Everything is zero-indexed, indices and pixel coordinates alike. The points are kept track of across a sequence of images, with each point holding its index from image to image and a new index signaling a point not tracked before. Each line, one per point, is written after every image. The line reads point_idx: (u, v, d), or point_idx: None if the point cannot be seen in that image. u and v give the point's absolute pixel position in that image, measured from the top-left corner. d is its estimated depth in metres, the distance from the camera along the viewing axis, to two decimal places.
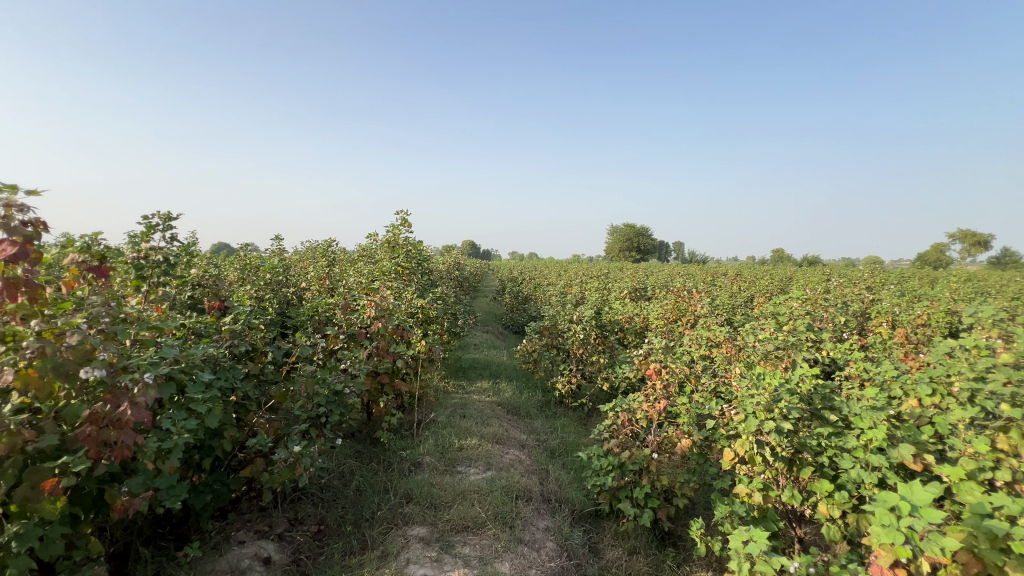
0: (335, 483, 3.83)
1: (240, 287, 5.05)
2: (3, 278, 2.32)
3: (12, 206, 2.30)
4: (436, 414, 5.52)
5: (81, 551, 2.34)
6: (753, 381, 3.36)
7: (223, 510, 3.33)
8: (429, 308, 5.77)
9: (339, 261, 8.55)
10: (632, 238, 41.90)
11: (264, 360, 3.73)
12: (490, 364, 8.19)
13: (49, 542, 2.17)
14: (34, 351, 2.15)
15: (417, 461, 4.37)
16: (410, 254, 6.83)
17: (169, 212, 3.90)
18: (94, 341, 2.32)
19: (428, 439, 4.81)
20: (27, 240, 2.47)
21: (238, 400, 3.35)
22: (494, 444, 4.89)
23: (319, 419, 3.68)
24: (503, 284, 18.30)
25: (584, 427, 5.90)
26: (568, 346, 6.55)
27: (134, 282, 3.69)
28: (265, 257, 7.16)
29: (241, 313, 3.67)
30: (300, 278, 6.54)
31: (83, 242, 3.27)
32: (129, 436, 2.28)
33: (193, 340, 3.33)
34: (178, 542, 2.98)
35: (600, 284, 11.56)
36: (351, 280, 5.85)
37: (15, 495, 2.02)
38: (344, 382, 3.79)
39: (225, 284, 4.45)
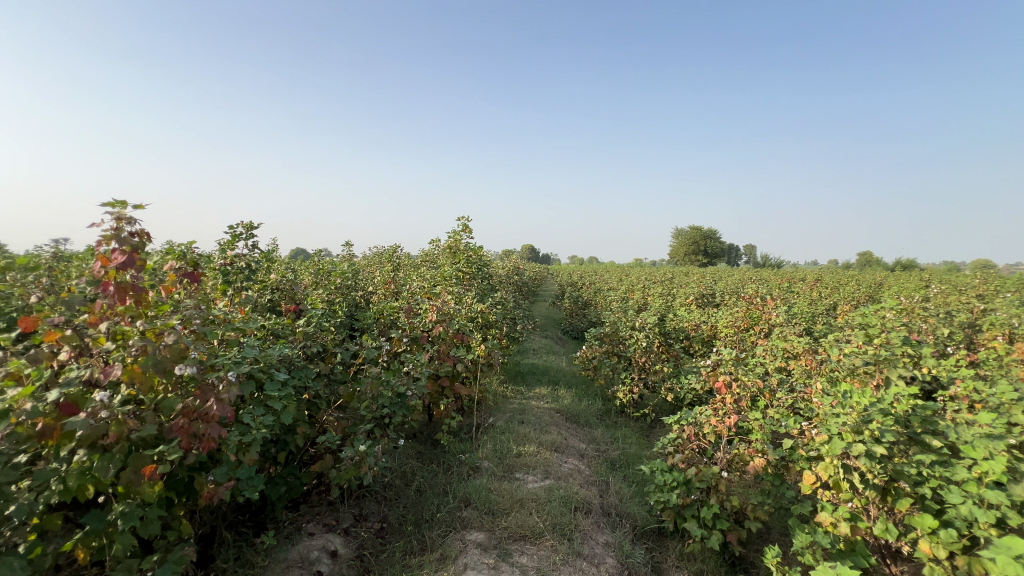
0: (397, 482, 3.95)
1: (314, 291, 5.38)
2: (115, 283, 2.66)
3: (122, 219, 2.59)
4: (495, 419, 5.55)
5: (174, 532, 2.57)
6: (839, 399, 3.06)
7: (296, 502, 3.53)
8: (489, 313, 5.82)
9: (404, 265, 8.91)
10: (699, 241, 40.21)
11: (333, 360, 3.93)
12: (549, 370, 8.15)
13: (148, 521, 2.39)
14: (138, 349, 2.39)
15: (476, 465, 4.41)
16: (470, 259, 6.90)
17: (252, 222, 4.25)
18: (187, 341, 2.55)
19: (487, 443, 4.84)
20: (135, 249, 2.79)
21: (311, 399, 3.55)
22: (553, 452, 4.82)
23: (383, 419, 3.81)
24: (563, 289, 18.19)
25: (647, 440, 5.68)
26: (630, 354, 6.35)
27: (222, 287, 4.03)
28: (336, 262, 7.57)
29: (314, 316, 3.89)
30: (368, 283, 6.87)
31: (181, 250, 3.64)
32: (214, 429, 2.47)
33: (271, 341, 3.58)
34: (256, 530, 3.19)
35: (664, 290, 11.13)
36: (415, 284, 6.05)
37: (121, 477, 2.25)
38: (406, 385, 3.89)
39: (300, 288, 4.76)
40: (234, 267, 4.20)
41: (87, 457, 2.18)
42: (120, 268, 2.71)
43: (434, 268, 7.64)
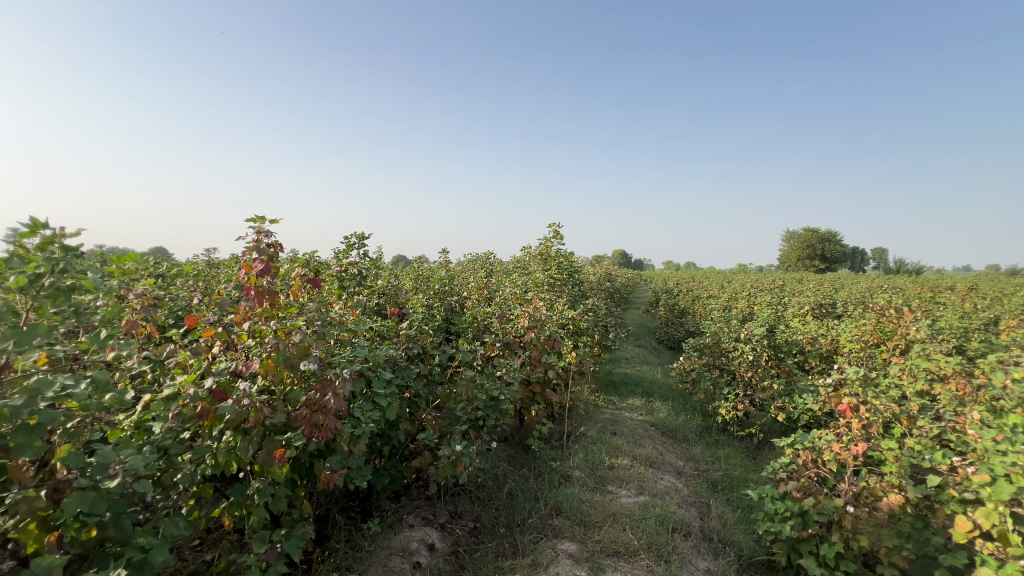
0: (490, 483, 4.05)
1: (415, 295, 5.74)
2: (256, 288, 3.07)
3: (261, 233, 2.99)
4: (586, 428, 5.46)
5: (298, 510, 2.88)
6: (1004, 433, 2.56)
7: (397, 493, 3.78)
8: (580, 320, 5.76)
9: (496, 271, 9.15)
10: (814, 245, 36.22)
11: (432, 362, 4.15)
12: (643, 381, 7.83)
13: (278, 499, 2.71)
14: (272, 346, 2.73)
15: (567, 473, 4.37)
16: (561, 265, 6.84)
17: (363, 233, 4.67)
18: (310, 339, 2.86)
19: (579, 452, 4.78)
20: (271, 258, 3.20)
21: (412, 397, 3.78)
22: (648, 468, 4.62)
23: (478, 421, 3.93)
24: (656, 296, 17.43)
25: (753, 462, 5.21)
26: (733, 367, 5.89)
27: (338, 291, 4.47)
28: (434, 269, 8.00)
29: (415, 320, 4.14)
30: (463, 288, 7.16)
31: (305, 258, 4.10)
32: (331, 421, 2.74)
33: (378, 341, 3.88)
34: (363, 516, 3.47)
35: (774, 298, 10.16)
36: (507, 290, 6.18)
37: (258, 458, 2.58)
38: (500, 389, 3.97)
39: (403, 293, 5.10)
40: (348, 274, 4.62)
41: (233, 437, 2.53)
42: (259, 275, 3.13)
43: (525, 275, 7.73)
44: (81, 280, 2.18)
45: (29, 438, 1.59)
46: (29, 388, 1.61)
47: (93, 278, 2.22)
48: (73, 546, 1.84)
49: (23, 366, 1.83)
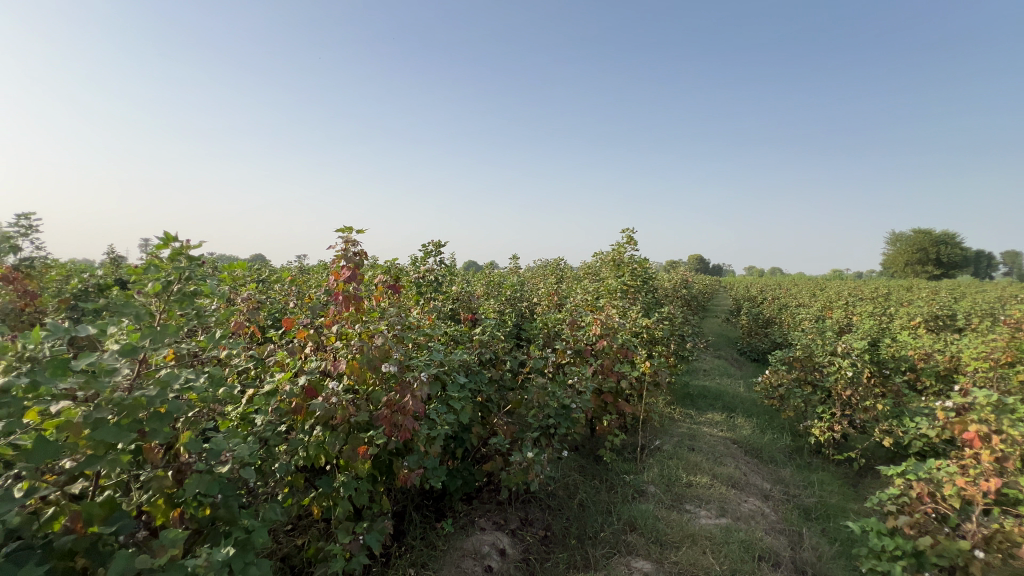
0: (561, 493, 4.00)
1: (486, 301, 5.86)
2: (344, 294, 3.31)
3: (349, 242, 3.21)
4: (661, 442, 5.24)
5: (378, 505, 3.03)
6: None
7: (469, 496, 3.85)
8: (654, 328, 5.55)
9: (566, 277, 9.10)
10: (926, 248, 32.15)
11: (504, 367, 4.21)
12: (723, 394, 7.37)
13: (360, 492, 2.87)
14: (357, 348, 2.92)
15: (641, 488, 4.22)
16: (635, 272, 6.53)
17: (439, 241, 4.86)
18: (391, 343, 3.01)
19: (653, 467, 4.59)
20: (357, 266, 3.43)
21: (484, 402, 3.85)
22: (731, 489, 4.33)
23: (549, 429, 3.91)
24: (738, 304, 16.36)
25: (854, 491, 4.70)
26: (829, 384, 5.37)
27: (415, 297, 4.69)
28: (505, 275, 8.09)
29: (488, 325, 4.22)
30: (533, 294, 7.19)
31: (387, 265, 4.34)
32: (410, 421, 2.86)
33: (452, 346, 4.01)
34: (437, 515, 3.57)
35: (877, 308, 9.13)
36: (578, 296, 6.11)
37: (344, 453, 2.75)
38: (571, 398, 3.92)
39: (475, 299, 5.23)
40: (425, 280, 4.81)
41: (322, 432, 2.73)
42: (346, 281, 3.35)
43: (597, 282, 7.57)
44: (201, 286, 2.47)
45: (161, 424, 1.82)
46: (162, 381, 1.84)
47: (210, 284, 2.50)
48: (191, 523, 2.07)
49: (156, 361, 2.10)
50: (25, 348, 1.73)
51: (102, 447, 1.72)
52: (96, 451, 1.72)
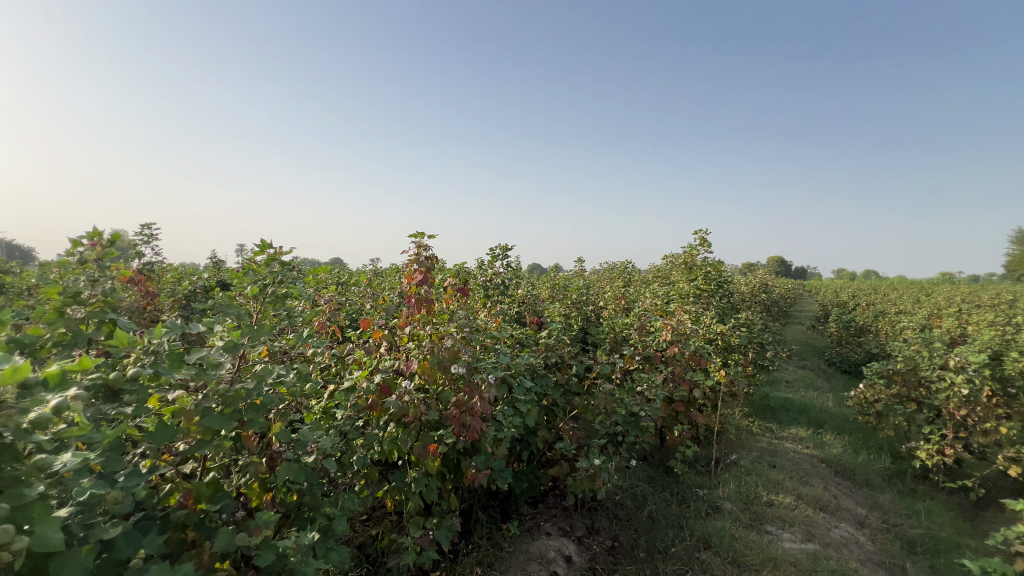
0: (628, 503, 3.89)
1: (552, 304, 5.85)
2: (416, 297, 3.46)
3: (421, 247, 3.35)
4: (738, 456, 4.93)
5: (446, 502, 3.12)
6: None
7: (534, 499, 3.86)
8: (730, 335, 5.24)
9: (634, 280, 8.85)
10: None
11: (570, 371, 4.17)
12: (808, 408, 6.79)
13: (430, 489, 2.97)
14: (428, 349, 3.03)
15: (716, 504, 3.99)
16: (709, 275, 6.11)
17: (506, 245, 4.93)
18: (460, 344, 3.10)
19: (730, 482, 4.33)
20: (428, 270, 3.58)
21: (549, 405, 3.84)
22: (819, 512, 3.98)
23: (616, 436, 3.81)
24: (826, 310, 15.00)
25: (970, 525, 4.13)
26: (938, 402, 4.77)
27: (483, 300, 4.79)
28: (570, 278, 8.01)
29: (554, 329, 4.21)
30: (599, 297, 7.06)
31: (456, 269, 4.48)
32: (477, 422, 2.92)
33: (519, 349, 4.04)
34: (503, 516, 3.61)
35: (1001, 317, 7.96)
36: (647, 300, 5.92)
37: (415, 449, 2.86)
38: (640, 405, 3.79)
39: (541, 302, 5.23)
40: (492, 283, 4.90)
41: (395, 429, 2.86)
42: (419, 284, 3.50)
43: (667, 286, 7.26)
44: (291, 289, 2.69)
45: (257, 414, 1.99)
46: (258, 375, 2.03)
47: (299, 287, 2.73)
48: (281, 506, 2.25)
49: (253, 356, 2.32)
50: (148, 342, 1.97)
51: (209, 433, 1.92)
52: (204, 436, 1.92)
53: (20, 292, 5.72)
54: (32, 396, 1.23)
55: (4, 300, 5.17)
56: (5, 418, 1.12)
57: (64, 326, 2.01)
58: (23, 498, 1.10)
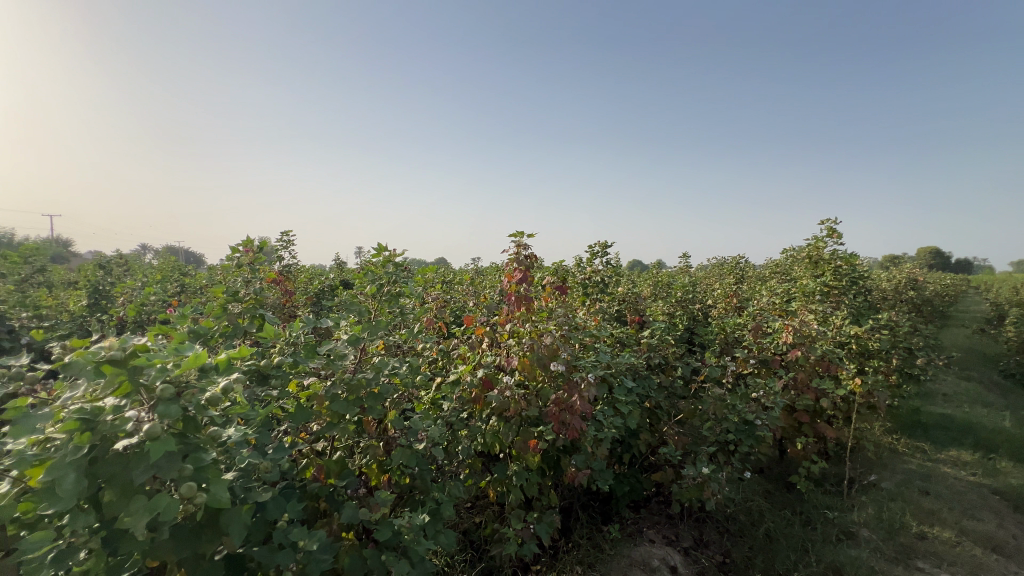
0: (742, 517, 3.59)
1: (654, 303, 5.59)
2: (516, 294, 3.54)
3: (520, 246, 3.42)
4: (879, 478, 4.29)
5: (546, 498, 3.16)
6: None
7: (636, 504, 3.74)
8: (868, 339, 4.56)
9: (748, 276, 8.10)
10: None
11: (674, 373, 3.95)
12: (975, 428, 5.68)
13: (531, 484, 3.03)
14: (527, 346, 3.08)
15: (850, 530, 3.52)
16: (840, 270, 5.29)
17: (605, 241, 4.82)
18: (559, 342, 3.10)
19: (868, 507, 3.79)
20: (527, 269, 3.64)
21: (652, 408, 3.69)
22: (989, 554, 3.31)
23: (727, 445, 3.54)
24: (1002, 311, 12.38)
25: None
26: None
27: (581, 298, 4.74)
28: (674, 275, 7.56)
29: (657, 328, 4.03)
30: (707, 295, 6.60)
31: (554, 267, 4.49)
32: (578, 421, 2.90)
33: (619, 348, 3.94)
34: (603, 518, 3.56)
35: None
36: (763, 299, 5.39)
37: (516, 444, 2.94)
38: (755, 412, 3.46)
39: (642, 300, 5.03)
40: (591, 281, 4.81)
41: (497, 423, 2.96)
42: (518, 283, 3.57)
43: (787, 283, 6.52)
44: (403, 288, 2.92)
45: (375, 402, 2.19)
46: (376, 366, 2.23)
47: (409, 286, 2.94)
48: (396, 487, 2.45)
49: (372, 349, 2.55)
50: (289, 334, 2.27)
51: (336, 416, 2.16)
52: (332, 418, 2.15)
53: (196, 292, 6.91)
54: (207, 377, 1.49)
55: (184, 297, 6.30)
56: (190, 396, 1.37)
57: (226, 320, 2.42)
58: (203, 461, 1.33)
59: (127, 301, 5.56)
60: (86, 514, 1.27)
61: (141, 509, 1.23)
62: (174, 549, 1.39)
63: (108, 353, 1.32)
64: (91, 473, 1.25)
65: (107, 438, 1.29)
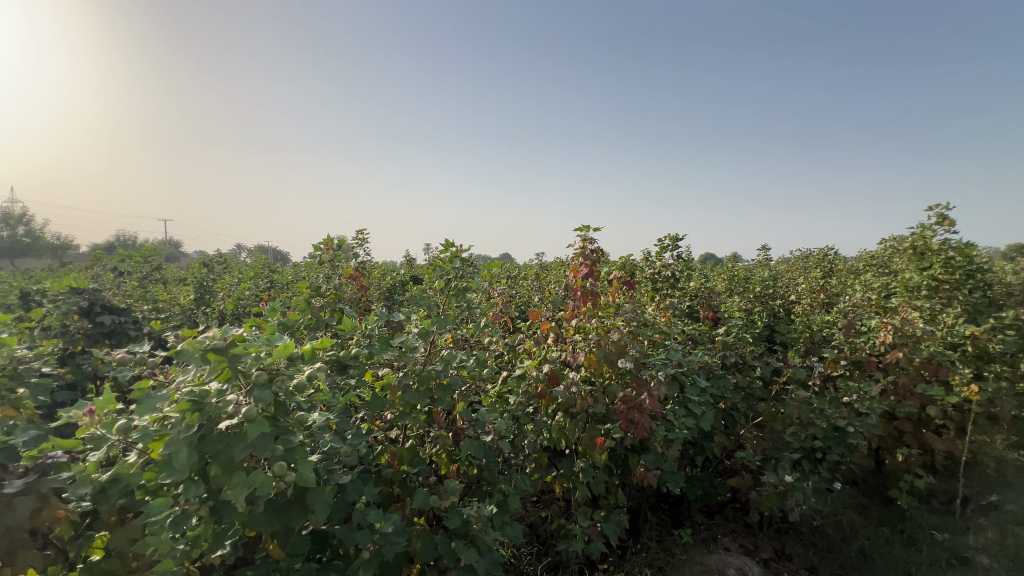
0: (831, 532, 3.30)
1: (730, 299, 5.27)
2: (582, 290, 3.48)
3: (586, 240, 3.36)
4: (1002, 499, 3.76)
5: (614, 497, 3.10)
6: None
7: (710, 509, 3.56)
8: (988, 340, 3.99)
9: (838, 269, 7.39)
10: None
11: (753, 374, 3.71)
12: None
13: (598, 482, 2.99)
14: (594, 342, 3.02)
15: (964, 556, 3.12)
16: (952, 262, 4.58)
17: (676, 234, 4.61)
18: (627, 339, 3.01)
19: (987, 531, 3.34)
20: (594, 263, 3.57)
21: (728, 410, 3.50)
22: None
23: (814, 453, 3.27)
24: None
25: None
26: None
27: (649, 293, 4.57)
28: (752, 270, 7.09)
29: (733, 325, 3.80)
30: (790, 290, 6.11)
31: (622, 261, 4.36)
32: (647, 420, 2.81)
33: (691, 346, 3.76)
34: (674, 522, 3.43)
35: None
36: (856, 294, 4.90)
37: (582, 441, 2.90)
38: (848, 418, 3.16)
39: (717, 296, 4.75)
40: (661, 276, 4.52)
41: (563, 418, 2.94)
42: (584, 277, 3.52)
43: (885, 277, 5.88)
44: (470, 283, 2.97)
45: (445, 393, 2.25)
46: (445, 359, 2.29)
47: (476, 281, 2.99)
48: (465, 477, 2.52)
49: (440, 342, 2.60)
50: (365, 327, 2.40)
51: (409, 406, 2.25)
52: (405, 408, 2.25)
53: (283, 287, 7.50)
54: (295, 366, 1.61)
55: (273, 292, 6.85)
56: (281, 382, 1.49)
57: (310, 313, 2.60)
58: (292, 443, 1.45)
59: (226, 296, 6.15)
60: (196, 485, 1.42)
61: (241, 483, 1.36)
62: (269, 521, 1.53)
63: (213, 342, 1.46)
64: (201, 448, 1.39)
65: (212, 419, 1.43)
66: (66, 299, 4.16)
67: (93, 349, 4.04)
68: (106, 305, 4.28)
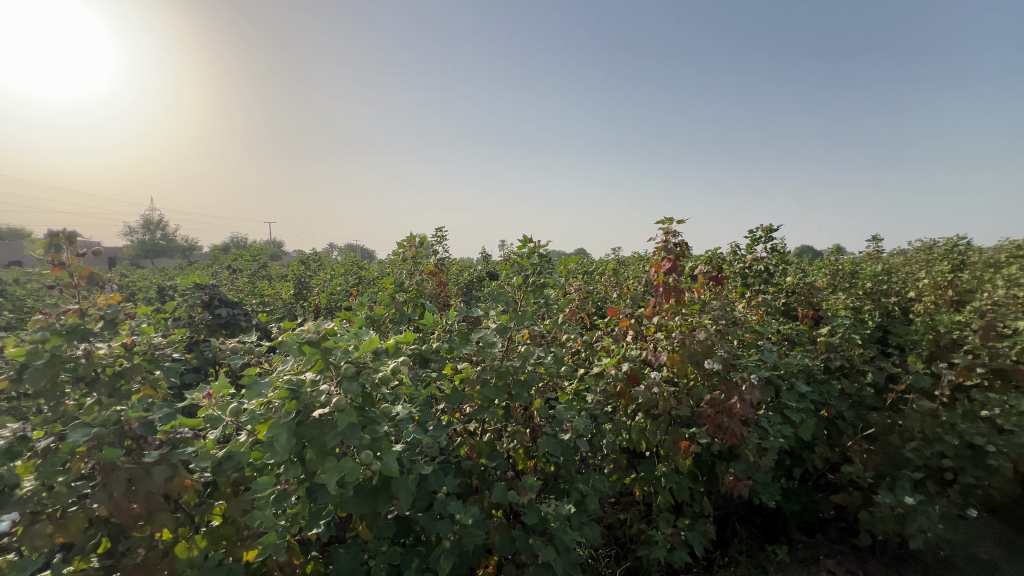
0: (963, 564, 2.87)
1: (834, 295, 4.75)
2: (664, 285, 3.30)
3: (669, 233, 3.18)
4: None
5: (699, 506, 2.92)
6: None
7: (810, 527, 3.25)
8: None
9: (972, 261, 6.35)
10: None
11: (863, 380, 3.30)
12: None
13: (681, 488, 2.83)
14: (677, 340, 2.84)
15: None
16: None
17: (770, 225, 4.22)
18: (714, 338, 2.80)
19: None
20: (677, 258, 3.37)
21: (831, 419, 3.20)
22: None
23: (941, 473, 2.85)
24: None
25: None
26: None
27: (739, 289, 4.21)
28: (861, 263, 6.31)
29: (839, 325, 3.41)
30: (909, 286, 5.36)
31: (708, 255, 4.08)
32: (737, 426, 2.60)
33: (788, 347, 3.43)
34: (767, 537, 3.18)
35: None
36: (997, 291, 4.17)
37: (665, 444, 2.76)
38: (986, 436, 2.70)
39: (819, 292, 4.30)
40: (752, 270, 4.12)
41: (644, 420, 2.82)
42: (667, 272, 3.34)
43: None
44: (547, 279, 2.93)
45: (522, 389, 2.24)
46: (523, 355, 2.29)
47: (554, 277, 2.94)
48: (542, 474, 2.50)
49: (518, 338, 2.59)
50: (445, 322, 2.46)
51: (487, 401, 2.26)
52: (484, 402, 2.27)
53: (370, 283, 7.97)
54: (380, 360, 1.67)
55: (361, 287, 7.32)
56: (366, 374, 1.55)
57: (394, 308, 2.71)
58: (378, 432, 1.51)
59: (321, 291, 6.67)
60: (294, 466, 1.52)
61: (334, 468, 1.44)
62: (359, 504, 1.61)
63: (308, 334, 1.56)
64: (299, 433, 1.49)
65: (308, 406, 1.53)
66: (192, 294, 4.74)
67: (213, 337, 4.56)
68: (223, 299, 4.81)
